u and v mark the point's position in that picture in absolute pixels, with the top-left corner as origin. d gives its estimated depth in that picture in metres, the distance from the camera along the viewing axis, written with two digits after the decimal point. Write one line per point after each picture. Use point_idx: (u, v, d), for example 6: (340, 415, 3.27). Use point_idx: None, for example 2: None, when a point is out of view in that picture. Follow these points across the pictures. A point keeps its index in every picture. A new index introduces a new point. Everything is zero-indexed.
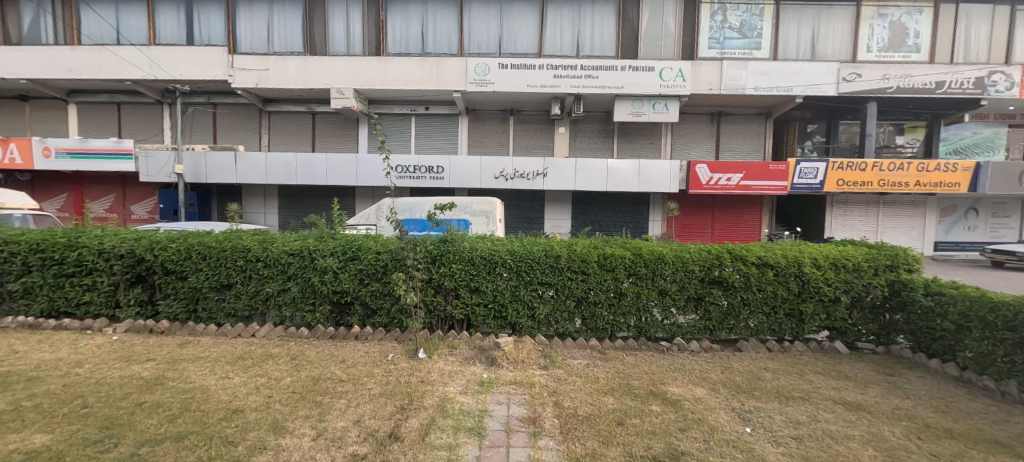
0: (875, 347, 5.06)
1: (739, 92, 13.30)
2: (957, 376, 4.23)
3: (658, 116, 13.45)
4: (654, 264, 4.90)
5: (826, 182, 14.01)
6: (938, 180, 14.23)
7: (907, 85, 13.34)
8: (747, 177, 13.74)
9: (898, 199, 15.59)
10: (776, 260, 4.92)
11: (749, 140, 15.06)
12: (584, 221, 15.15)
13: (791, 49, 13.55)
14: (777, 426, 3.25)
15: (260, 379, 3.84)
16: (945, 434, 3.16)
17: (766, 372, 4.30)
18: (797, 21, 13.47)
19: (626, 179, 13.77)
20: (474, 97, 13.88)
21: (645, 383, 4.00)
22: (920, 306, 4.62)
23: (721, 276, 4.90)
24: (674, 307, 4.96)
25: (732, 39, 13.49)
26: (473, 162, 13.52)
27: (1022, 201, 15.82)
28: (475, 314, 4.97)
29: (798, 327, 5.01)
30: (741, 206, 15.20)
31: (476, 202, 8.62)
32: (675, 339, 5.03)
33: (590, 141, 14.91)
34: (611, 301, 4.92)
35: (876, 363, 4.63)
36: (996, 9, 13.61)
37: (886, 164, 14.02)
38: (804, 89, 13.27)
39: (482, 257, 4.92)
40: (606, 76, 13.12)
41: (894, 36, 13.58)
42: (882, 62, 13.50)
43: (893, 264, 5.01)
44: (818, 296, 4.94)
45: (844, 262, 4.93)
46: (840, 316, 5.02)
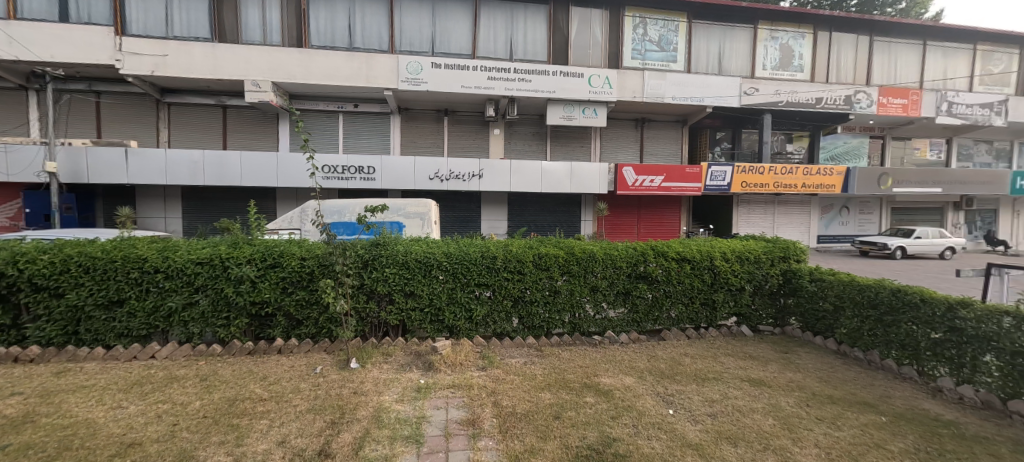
0: (773, 328, 5.74)
1: (660, 100, 14.38)
2: (835, 349, 4.94)
3: (588, 120, 14.11)
4: (585, 261, 5.12)
5: (732, 184, 15.64)
6: (819, 182, 16.53)
7: (795, 100, 15.35)
8: (668, 179, 14.89)
9: (789, 198, 17.88)
10: (692, 254, 5.39)
11: (668, 144, 16.34)
12: (520, 222, 15.41)
13: (702, 63, 14.94)
14: (695, 405, 3.57)
15: (163, 405, 3.39)
16: (827, 399, 3.68)
17: (685, 357, 4.70)
18: (707, 38, 14.90)
19: (559, 181, 14.24)
20: (407, 96, 13.51)
21: (579, 376, 4.17)
22: (808, 291, 5.33)
23: (646, 272, 5.26)
24: (604, 302, 5.23)
25: (652, 51, 14.56)
26: (406, 163, 13.13)
27: (880, 200, 18.93)
28: (411, 319, 4.84)
29: (712, 315, 5.53)
30: (663, 205, 16.43)
31: (409, 204, 8.31)
32: (605, 333, 5.30)
33: (524, 143, 15.19)
34: (546, 299, 5.06)
35: (774, 343, 5.26)
36: (858, 38, 16.16)
37: (779, 168, 16.01)
38: (713, 100, 14.72)
39: (417, 260, 4.78)
40: (539, 81, 13.48)
41: (784, 57, 15.55)
42: (775, 79, 15.40)
43: (786, 255, 5.72)
44: (727, 286, 5.50)
45: (748, 254, 5.54)
46: (745, 303, 5.62)
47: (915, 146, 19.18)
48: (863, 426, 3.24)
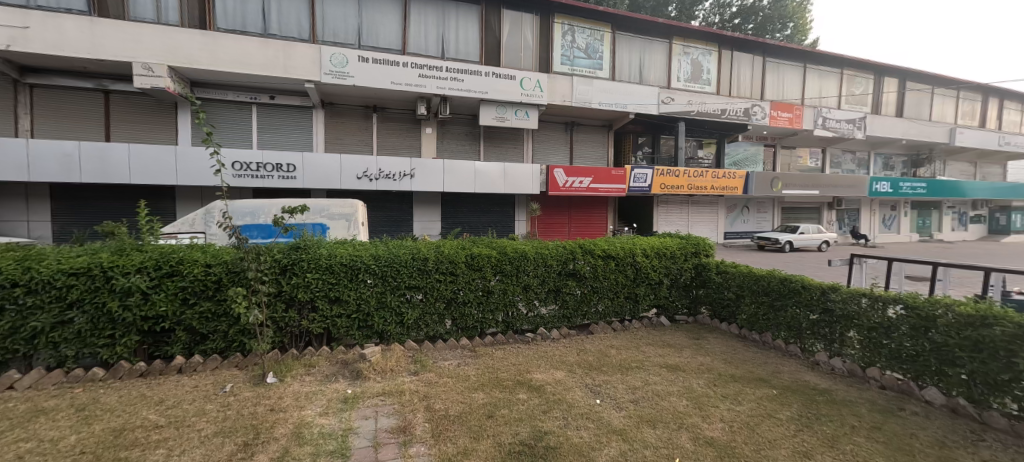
0: (688, 317, 6.29)
1: (587, 105, 15.07)
2: (737, 333, 5.55)
3: (519, 122, 14.38)
4: (517, 260, 5.20)
5: (653, 185, 16.88)
6: (725, 185, 18.44)
7: (704, 110, 16.99)
8: (596, 181, 15.66)
9: (700, 199, 19.72)
10: (616, 251, 5.72)
11: (595, 148, 17.21)
12: (454, 223, 15.25)
13: (625, 72, 15.93)
14: (620, 393, 3.79)
15: (25, 444, 2.84)
16: (730, 378, 4.11)
17: (611, 349, 4.98)
18: (629, 49, 15.92)
19: (493, 182, 14.34)
20: (331, 90, 12.72)
21: (512, 374, 4.23)
22: (716, 282, 5.92)
23: (575, 269, 5.48)
24: (537, 300, 5.36)
25: (580, 58, 15.21)
26: (331, 161, 12.36)
27: (773, 201, 21.60)
28: (337, 327, 4.56)
29: (634, 308, 5.92)
30: (591, 205, 17.24)
31: (334, 204, 7.82)
32: (538, 330, 5.44)
33: (458, 143, 15.05)
34: (479, 300, 5.06)
35: (688, 331, 5.77)
36: (754, 58, 18.30)
37: (692, 172, 17.58)
38: (635, 107, 15.77)
39: (343, 264, 4.50)
40: (471, 81, 13.44)
41: (695, 71, 17.13)
42: (688, 90, 16.90)
43: (697, 250, 6.28)
44: (648, 280, 5.93)
45: (664, 251, 6.02)
46: (663, 296, 6.09)
47: (799, 154, 22.17)
48: (759, 399, 3.67)
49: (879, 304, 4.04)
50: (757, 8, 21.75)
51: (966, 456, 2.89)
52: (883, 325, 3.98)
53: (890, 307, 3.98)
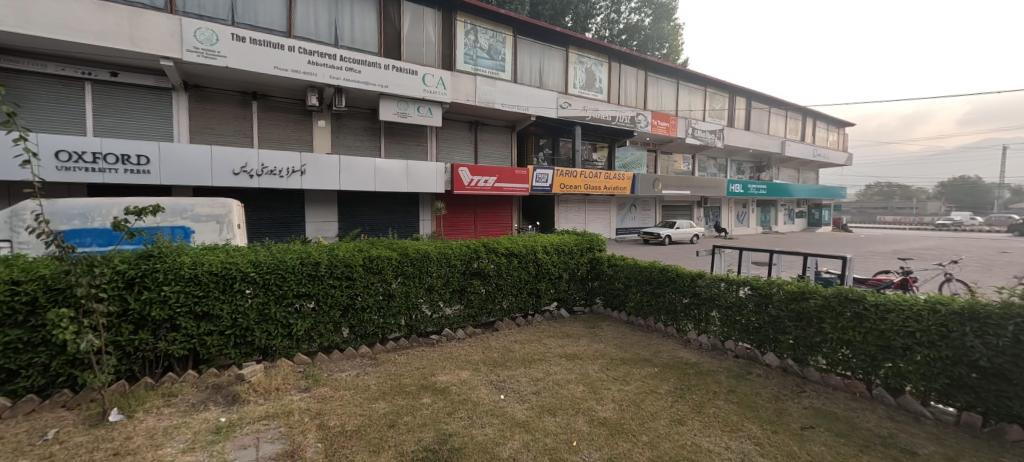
0: (584, 308, 6.76)
1: (491, 105, 15.30)
2: (626, 319, 6.14)
3: (422, 119, 14.01)
4: (420, 262, 5.02)
5: (553, 185, 17.81)
6: (615, 185, 20.23)
7: (597, 116, 18.43)
8: (500, 180, 15.99)
9: (595, 198, 21.39)
10: (518, 249, 5.88)
11: (499, 148, 17.57)
12: (354, 223, 14.28)
13: (526, 76, 16.51)
14: (523, 386, 3.91)
15: None
16: (620, 361, 4.52)
17: (515, 344, 5.12)
18: (529, 54, 16.53)
19: (396, 180, 13.75)
20: (197, 71, 10.94)
21: (416, 378, 4.09)
22: (608, 274, 6.46)
23: (479, 268, 5.50)
24: (441, 301, 5.27)
25: (482, 59, 15.35)
26: (199, 153, 10.64)
27: (655, 200, 24.37)
28: (207, 346, 3.93)
29: (537, 302, 6.17)
30: (496, 204, 17.54)
31: (200, 203, 6.68)
32: (443, 331, 5.36)
33: (356, 138, 14.10)
34: (379, 304, 4.79)
35: (585, 321, 6.21)
36: (638, 72, 20.40)
37: (588, 173, 18.94)
38: (536, 110, 16.46)
39: (212, 274, 3.88)
40: (369, 73, 12.67)
41: (589, 80, 18.50)
42: (583, 97, 18.17)
43: (591, 245, 6.77)
44: (548, 276, 6.22)
45: (562, 247, 6.37)
46: (563, 289, 6.46)
47: (675, 159, 25.29)
48: (643, 377, 4.10)
49: (733, 286, 4.79)
50: (640, 27, 24.23)
51: (792, 405, 3.58)
52: (737, 304, 4.73)
53: (740, 288, 4.75)
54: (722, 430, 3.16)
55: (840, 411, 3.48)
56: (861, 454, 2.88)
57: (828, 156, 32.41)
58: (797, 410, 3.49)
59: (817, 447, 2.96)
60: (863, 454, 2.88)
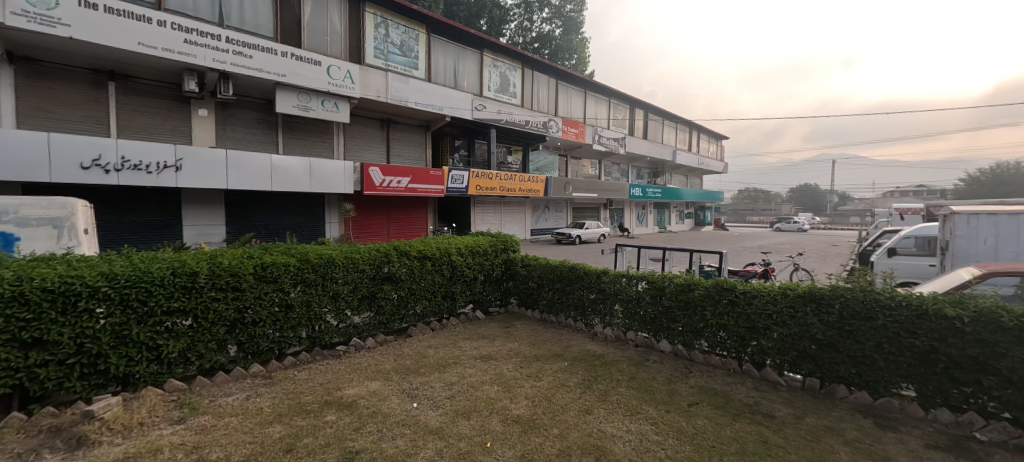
0: (499, 308, 6.86)
1: (403, 103, 14.79)
2: (539, 317, 6.35)
3: (327, 114, 13.03)
4: (323, 268, 4.63)
5: (469, 187, 17.80)
6: (529, 187, 20.86)
7: (511, 120, 18.87)
8: (414, 181, 15.52)
9: (510, 200, 21.85)
10: (432, 251, 5.74)
11: (412, 148, 17.05)
12: (246, 226, 12.75)
13: (440, 76, 16.27)
14: (437, 392, 3.81)
15: None
16: (534, 358, 4.66)
17: (429, 349, 4.99)
18: (443, 53, 16.30)
19: (297, 179, 12.58)
20: (29, 39, 8.86)
21: (318, 395, 3.77)
22: (521, 274, 6.62)
23: (390, 272, 5.24)
24: (347, 309, 4.93)
25: (394, 54, 14.75)
26: (32, 141, 8.62)
27: (567, 202, 25.69)
28: (40, 380, 3.15)
29: (452, 305, 6.11)
30: (410, 206, 16.97)
31: (28, 204, 5.35)
32: (350, 341, 5.03)
33: (247, 131, 12.60)
34: (274, 317, 4.31)
35: (500, 321, 6.30)
36: (549, 79, 21.33)
37: (503, 175, 19.24)
38: (450, 111, 16.31)
39: (46, 291, 3.11)
40: (263, 59, 11.41)
41: (502, 84, 18.85)
42: (497, 100, 18.46)
43: (506, 246, 6.89)
44: (463, 278, 6.19)
45: (476, 248, 6.38)
46: (478, 291, 6.48)
47: (584, 163, 26.92)
48: (555, 372, 4.28)
49: (633, 281, 5.23)
50: (551, 37, 25.38)
51: (681, 385, 4.01)
52: (636, 297, 5.16)
53: (639, 283, 5.20)
54: (623, 414, 3.42)
55: (719, 387, 3.99)
56: (734, 422, 3.34)
57: (709, 164, 37.12)
58: (685, 390, 3.91)
59: (701, 420, 3.35)
60: (736, 422, 3.33)
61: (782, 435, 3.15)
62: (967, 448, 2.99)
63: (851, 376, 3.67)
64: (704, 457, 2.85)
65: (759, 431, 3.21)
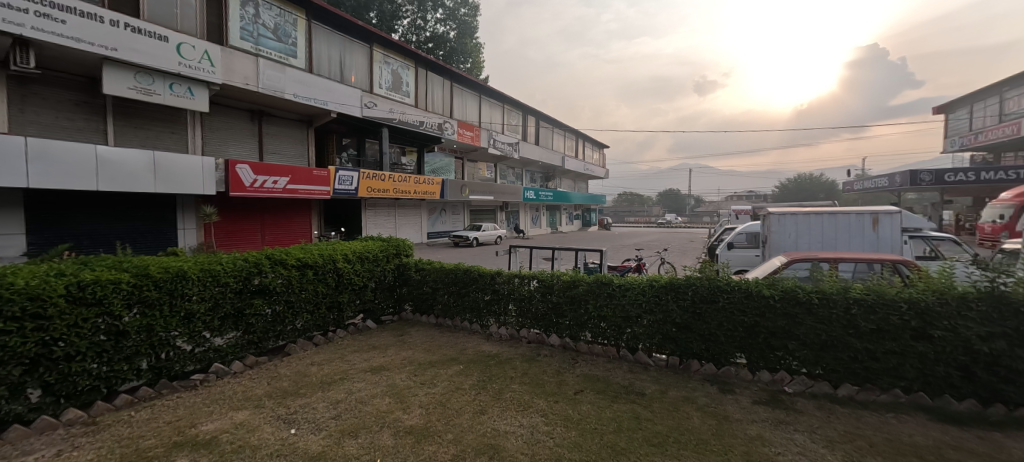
0: (393, 316, 6.58)
1: (278, 94, 13.29)
2: (435, 322, 6.24)
3: (178, 100, 11.02)
4: (172, 284, 3.88)
5: (359, 188, 16.71)
6: (426, 190, 20.40)
7: (405, 120, 18.29)
8: (294, 181, 14.03)
9: (405, 202, 21.14)
10: (314, 259, 5.22)
11: (292, 144, 15.43)
12: (59, 235, 10.13)
13: (323, 67, 14.94)
14: (320, 414, 3.48)
15: None
16: (428, 364, 4.57)
17: (312, 367, 4.55)
18: (327, 43, 15.02)
19: (137, 176, 10.41)
20: None
21: (165, 436, 3.16)
22: (415, 279, 6.42)
23: (262, 284, 4.63)
24: (205, 330, 4.21)
25: (267, 38, 13.13)
26: None
27: (464, 205, 25.77)
28: None
29: (339, 317, 5.67)
30: (290, 209, 15.31)
31: None
32: (209, 368, 4.32)
33: (60, 115, 10.02)
34: (102, 349, 3.47)
35: (394, 329, 6.05)
36: (443, 80, 21.13)
37: (397, 176, 18.44)
38: (335, 106, 15.16)
39: None
40: (84, 27, 9.18)
41: (394, 81, 18.10)
42: (388, 98, 17.68)
43: (398, 251, 6.62)
44: (351, 286, 5.78)
45: (366, 254, 6.01)
46: (369, 299, 6.14)
47: (480, 166, 27.30)
48: (450, 376, 4.25)
49: (525, 280, 5.44)
50: (445, 39, 25.19)
51: (569, 375, 4.31)
52: (529, 295, 5.40)
53: (530, 282, 5.44)
54: (516, 410, 3.54)
55: (601, 373, 4.38)
56: (613, 403, 3.70)
57: (594, 171, 40.75)
58: (572, 379, 4.21)
59: (585, 405, 3.64)
60: (614, 403, 3.70)
61: (651, 410, 3.58)
62: (779, 399, 3.78)
63: (701, 351, 4.37)
64: (588, 440, 3.09)
65: (633, 408, 3.60)
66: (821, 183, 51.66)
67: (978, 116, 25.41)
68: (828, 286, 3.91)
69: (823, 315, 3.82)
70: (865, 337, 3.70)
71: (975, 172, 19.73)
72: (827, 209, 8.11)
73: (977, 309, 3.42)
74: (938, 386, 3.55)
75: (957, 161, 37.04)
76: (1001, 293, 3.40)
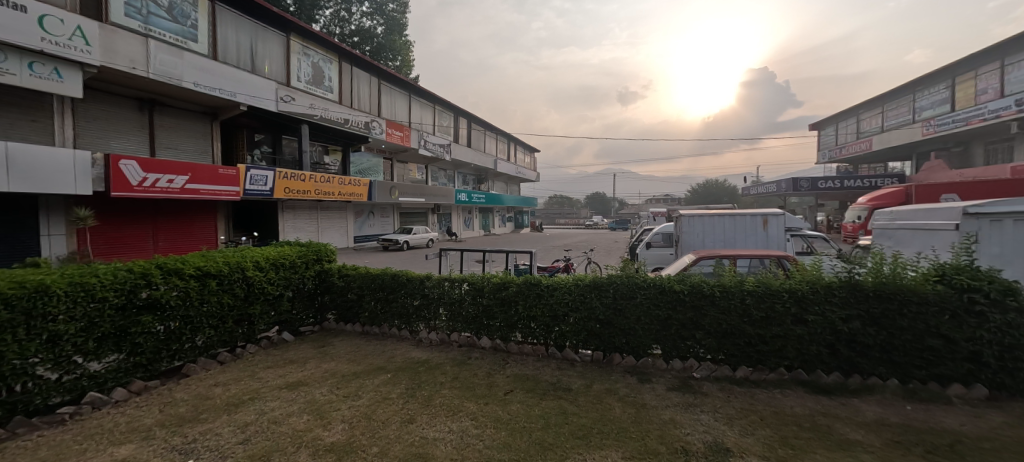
0: (313, 327, 6.14)
1: (175, 82, 11.79)
2: (360, 330, 5.94)
3: (42, 82, 9.26)
4: (31, 302, 3.26)
5: (275, 189, 15.36)
6: (351, 191, 19.33)
7: (326, 117, 17.21)
8: (195, 181, 12.51)
9: (328, 205, 19.88)
10: (218, 268, 4.69)
11: (192, 139, 13.78)
12: None
13: (231, 54, 13.53)
14: (225, 439, 3.14)
15: None
16: (352, 376, 4.33)
17: (215, 388, 4.09)
18: (235, 28, 13.62)
19: None
20: None
21: None
22: (338, 286, 6.06)
23: (153, 298, 4.05)
24: (77, 355, 3.58)
25: (160, 17, 11.56)
26: None
27: (394, 207, 24.84)
28: None
29: (249, 330, 5.16)
30: (190, 212, 13.65)
31: None
32: (83, 399, 3.69)
33: None
34: None
35: (314, 341, 5.65)
36: (370, 77, 20.23)
37: (319, 177, 17.25)
38: (245, 98, 13.80)
39: None
40: None
41: (315, 74, 16.94)
42: (308, 93, 16.51)
43: (318, 257, 6.20)
44: (263, 296, 5.29)
45: (281, 261, 5.54)
46: (285, 310, 5.67)
47: (410, 167, 26.55)
48: (376, 387, 4.06)
49: (455, 283, 5.40)
50: (372, 34, 24.17)
51: (500, 376, 4.35)
52: (459, 298, 5.36)
53: (461, 285, 5.40)
54: (446, 415, 3.50)
55: (531, 372, 4.47)
56: (541, 401, 3.80)
57: (525, 174, 41.68)
58: (502, 380, 4.26)
59: (514, 405, 3.70)
60: (542, 400, 3.81)
61: (577, 404, 3.75)
62: (688, 384, 4.17)
63: (622, 345, 4.66)
64: (518, 439, 3.15)
65: (560, 404, 3.73)
66: (724, 187, 58.08)
67: (841, 134, 30.27)
68: (728, 280, 4.38)
69: (723, 305, 4.29)
70: (756, 324, 4.21)
71: (839, 179, 23.42)
72: (728, 211, 9.10)
73: (839, 295, 4.05)
74: (812, 362, 4.15)
75: (827, 170, 43.77)
76: (856, 281, 4.07)
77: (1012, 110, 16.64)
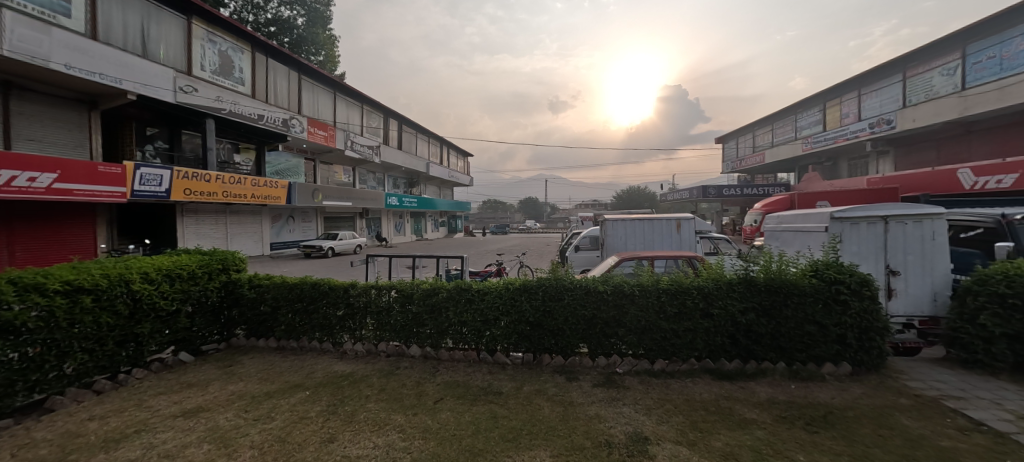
0: (217, 345, 5.51)
1: (39, 62, 9.97)
2: (275, 346, 5.45)
3: None
4: None
5: (172, 190, 13.60)
6: (266, 193, 17.73)
7: (237, 111, 15.63)
8: (66, 180, 10.65)
9: (239, 208, 18.02)
10: (94, 282, 4.01)
11: (63, 130, 11.72)
12: None
13: (115, 35, 11.80)
14: None
15: None
16: (265, 397, 3.95)
17: (91, 422, 3.50)
18: (122, 6, 11.92)
19: None
20: None
21: None
22: (248, 298, 5.50)
23: (3, 320, 3.36)
24: None
25: None
26: None
27: (317, 211, 23.22)
28: None
29: (136, 353, 4.49)
30: (60, 216, 11.60)
31: None
32: None
33: None
34: None
35: (218, 360, 5.08)
36: (288, 71, 18.79)
37: (228, 177, 15.57)
38: (134, 86, 12.08)
39: None
40: None
41: (223, 64, 15.35)
42: (214, 84, 14.92)
43: (223, 267, 5.59)
44: (155, 312, 4.64)
45: (178, 272, 4.91)
46: (183, 327, 5.01)
47: (336, 169, 25.04)
48: (293, 406, 3.75)
49: (383, 291, 5.19)
50: (291, 25, 22.49)
51: (430, 385, 4.25)
52: (387, 307, 5.15)
53: (388, 292, 5.20)
54: (371, 430, 3.33)
55: (463, 379, 4.42)
56: (472, 406, 3.78)
57: (458, 178, 41.39)
58: (433, 388, 4.16)
59: (444, 413, 3.63)
60: (473, 406, 3.79)
61: (507, 407, 3.78)
62: (612, 380, 4.41)
63: (551, 346, 4.80)
64: (447, 448, 3.09)
65: (491, 409, 3.74)
66: (644, 193, 62.72)
67: (740, 147, 34.22)
68: (647, 280, 4.71)
69: (641, 303, 4.60)
70: (670, 319, 4.57)
71: (739, 188, 26.41)
72: (647, 216, 9.81)
73: (738, 290, 4.56)
74: (717, 352, 4.61)
75: (729, 179, 49.24)
76: (750, 277, 4.60)
77: (868, 132, 20.05)
